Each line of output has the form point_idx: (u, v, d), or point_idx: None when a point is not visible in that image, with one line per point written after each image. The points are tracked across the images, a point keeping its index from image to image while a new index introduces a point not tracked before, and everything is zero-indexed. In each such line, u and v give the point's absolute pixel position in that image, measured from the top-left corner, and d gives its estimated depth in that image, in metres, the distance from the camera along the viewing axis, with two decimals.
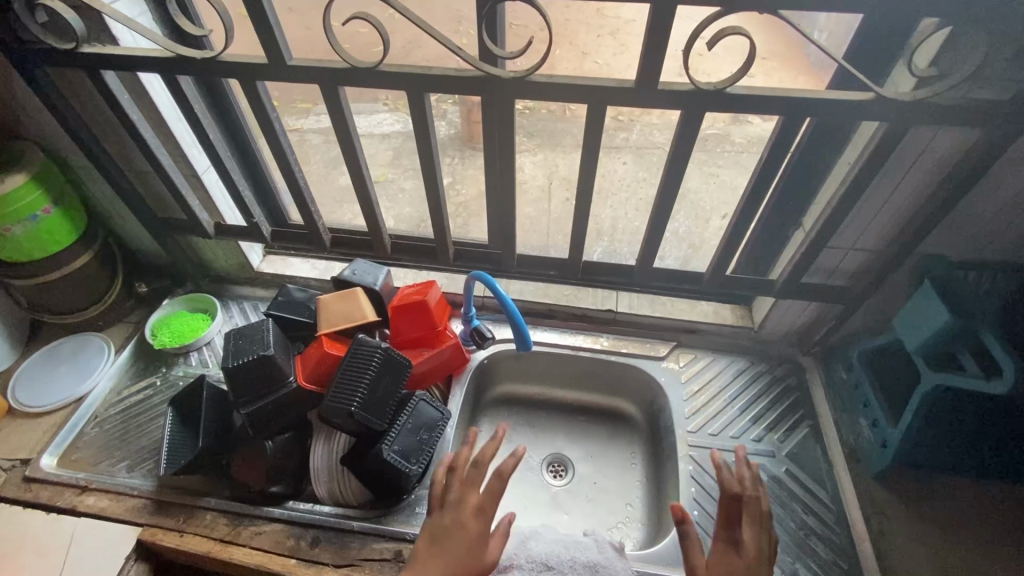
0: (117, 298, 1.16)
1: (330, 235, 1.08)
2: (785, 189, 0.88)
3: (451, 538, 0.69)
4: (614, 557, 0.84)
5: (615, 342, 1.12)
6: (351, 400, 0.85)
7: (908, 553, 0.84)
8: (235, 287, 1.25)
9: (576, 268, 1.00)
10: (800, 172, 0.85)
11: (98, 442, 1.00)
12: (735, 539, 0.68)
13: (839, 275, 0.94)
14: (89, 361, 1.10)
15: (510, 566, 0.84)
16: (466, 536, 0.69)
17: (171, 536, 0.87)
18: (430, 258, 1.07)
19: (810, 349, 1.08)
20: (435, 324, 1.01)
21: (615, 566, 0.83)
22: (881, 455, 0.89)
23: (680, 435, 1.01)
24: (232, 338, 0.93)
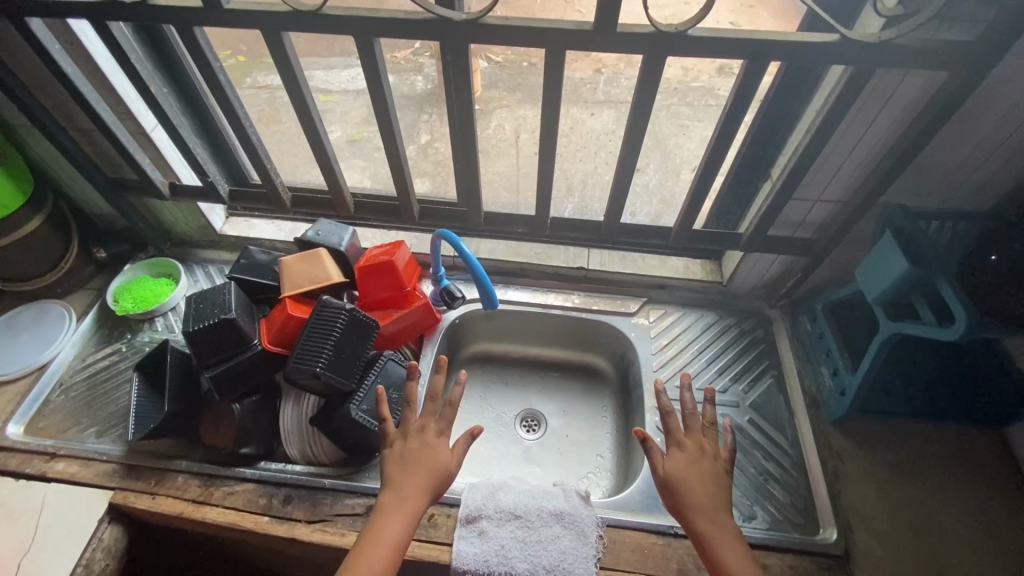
0: (76, 264, 1.13)
1: (290, 193, 1.05)
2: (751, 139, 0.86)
3: (418, 453, 0.77)
4: (580, 503, 0.87)
5: (586, 299, 1.12)
6: (316, 361, 0.84)
7: (861, 493, 0.88)
8: (199, 251, 1.21)
9: (544, 225, 0.99)
10: (766, 121, 0.83)
11: (65, 410, 0.99)
12: (678, 441, 0.77)
13: (806, 227, 0.93)
14: (50, 328, 1.08)
15: (477, 515, 0.86)
16: (428, 450, 0.77)
17: (143, 498, 0.87)
18: (396, 217, 1.04)
19: (777, 302, 1.09)
20: (402, 285, 0.99)
21: (581, 512, 0.86)
22: (838, 404, 0.92)
23: (648, 387, 1.02)
24: (192, 302, 0.91)
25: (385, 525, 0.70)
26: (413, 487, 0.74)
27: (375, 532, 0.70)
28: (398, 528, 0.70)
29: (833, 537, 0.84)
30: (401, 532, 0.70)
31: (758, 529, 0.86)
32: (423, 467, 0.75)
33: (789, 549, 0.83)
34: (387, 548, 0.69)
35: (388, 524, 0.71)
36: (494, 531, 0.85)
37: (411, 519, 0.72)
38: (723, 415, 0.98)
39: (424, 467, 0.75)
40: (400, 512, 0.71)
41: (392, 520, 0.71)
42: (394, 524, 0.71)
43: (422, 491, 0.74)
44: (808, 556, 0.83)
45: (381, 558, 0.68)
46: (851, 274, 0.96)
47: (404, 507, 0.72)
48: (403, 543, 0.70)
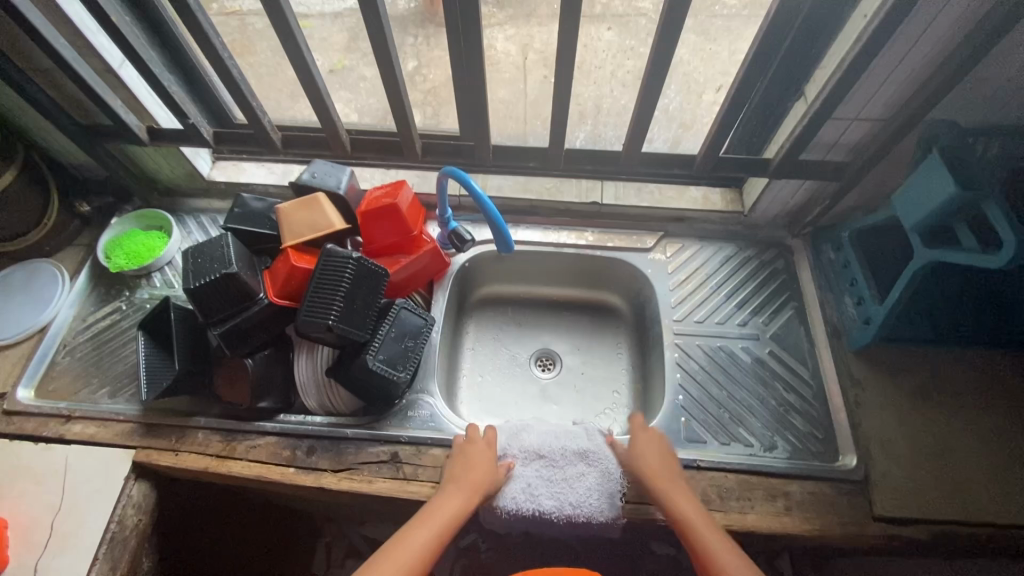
0: (59, 220, 1.06)
1: (280, 134, 0.97)
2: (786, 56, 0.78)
3: (471, 459, 0.82)
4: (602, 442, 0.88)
5: (600, 236, 1.07)
6: (328, 313, 0.81)
7: (879, 419, 0.88)
8: (188, 200, 1.14)
9: (556, 156, 0.92)
10: (809, 34, 0.74)
11: (73, 371, 0.96)
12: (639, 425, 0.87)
13: (839, 150, 0.87)
14: (43, 289, 1.03)
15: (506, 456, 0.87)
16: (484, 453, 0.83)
17: (167, 455, 0.87)
18: (397, 154, 0.97)
19: (800, 231, 1.05)
20: (409, 229, 0.94)
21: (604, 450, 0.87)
22: (862, 333, 0.91)
23: (666, 324, 1.00)
24: (190, 256, 0.86)
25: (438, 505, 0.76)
26: (466, 478, 0.79)
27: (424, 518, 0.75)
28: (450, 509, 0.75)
29: (852, 463, 0.85)
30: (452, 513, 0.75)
31: (779, 458, 0.87)
32: (476, 467, 0.81)
33: (809, 477, 0.84)
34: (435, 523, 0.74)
35: (439, 508, 0.76)
36: (522, 471, 0.86)
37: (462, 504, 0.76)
38: (743, 348, 0.97)
39: (479, 468, 0.81)
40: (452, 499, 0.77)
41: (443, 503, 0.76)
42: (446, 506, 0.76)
43: (475, 483, 0.79)
44: (829, 482, 0.84)
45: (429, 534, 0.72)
46: (882, 198, 0.91)
47: (456, 495, 0.77)
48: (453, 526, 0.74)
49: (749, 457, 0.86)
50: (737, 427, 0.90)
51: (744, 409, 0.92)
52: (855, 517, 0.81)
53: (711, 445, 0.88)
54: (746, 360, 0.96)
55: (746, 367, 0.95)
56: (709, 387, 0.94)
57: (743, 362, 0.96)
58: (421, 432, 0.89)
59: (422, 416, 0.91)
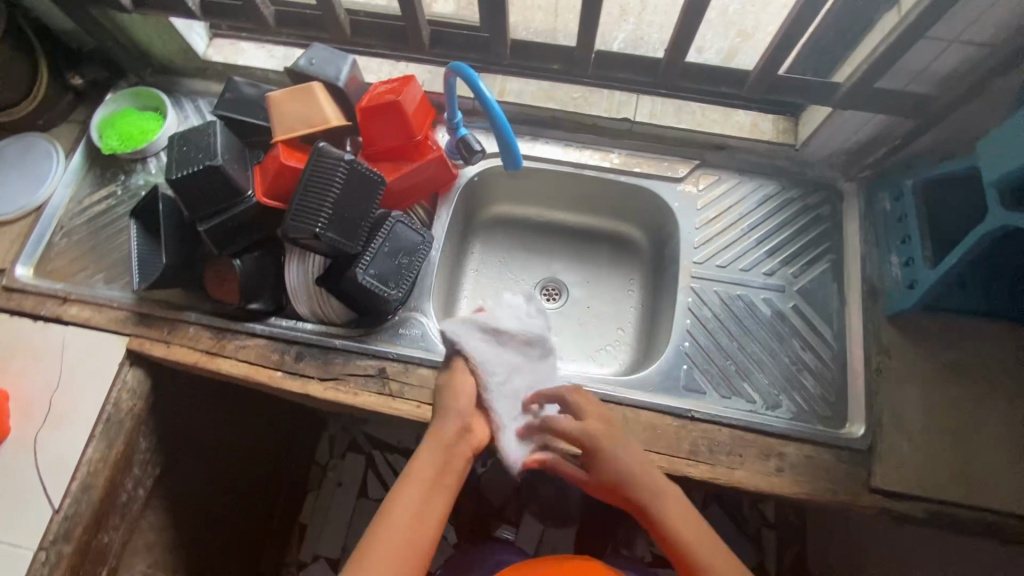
0: (51, 94, 1.00)
1: (273, 9, 0.85)
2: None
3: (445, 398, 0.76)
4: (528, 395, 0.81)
5: (626, 159, 0.96)
6: (315, 221, 0.75)
7: (900, 391, 0.81)
8: (186, 80, 1.05)
9: (585, 59, 0.78)
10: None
11: (69, 254, 0.95)
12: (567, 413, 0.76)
13: (924, 79, 0.72)
14: (38, 166, 0.99)
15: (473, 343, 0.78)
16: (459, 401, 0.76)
17: (158, 346, 0.87)
18: (402, 43, 0.84)
19: (856, 174, 0.91)
20: (412, 133, 0.85)
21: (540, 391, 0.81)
22: (903, 297, 0.81)
23: (685, 264, 0.92)
24: (176, 144, 0.80)
25: (412, 468, 0.71)
26: (436, 434, 0.73)
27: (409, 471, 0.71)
28: (425, 474, 0.70)
29: (858, 433, 0.80)
30: (432, 474, 0.71)
31: (780, 417, 0.82)
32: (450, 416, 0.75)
33: (809, 441, 0.80)
34: (412, 486, 0.69)
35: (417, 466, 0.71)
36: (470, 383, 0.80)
37: (433, 459, 0.72)
38: (765, 300, 0.89)
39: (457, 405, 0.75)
40: (424, 460, 0.71)
41: (415, 465, 0.71)
42: (421, 468, 0.71)
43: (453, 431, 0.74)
44: (830, 448, 0.79)
45: (407, 500, 0.68)
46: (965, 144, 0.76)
47: (423, 456, 0.72)
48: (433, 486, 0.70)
49: (749, 414, 0.82)
50: (742, 381, 0.84)
51: (753, 364, 0.86)
52: (850, 486, 0.78)
53: (710, 396, 0.83)
54: (765, 313, 0.88)
55: (764, 320, 0.88)
56: (719, 338, 0.87)
57: (761, 315, 0.88)
58: (411, 351, 0.86)
59: (413, 335, 0.88)
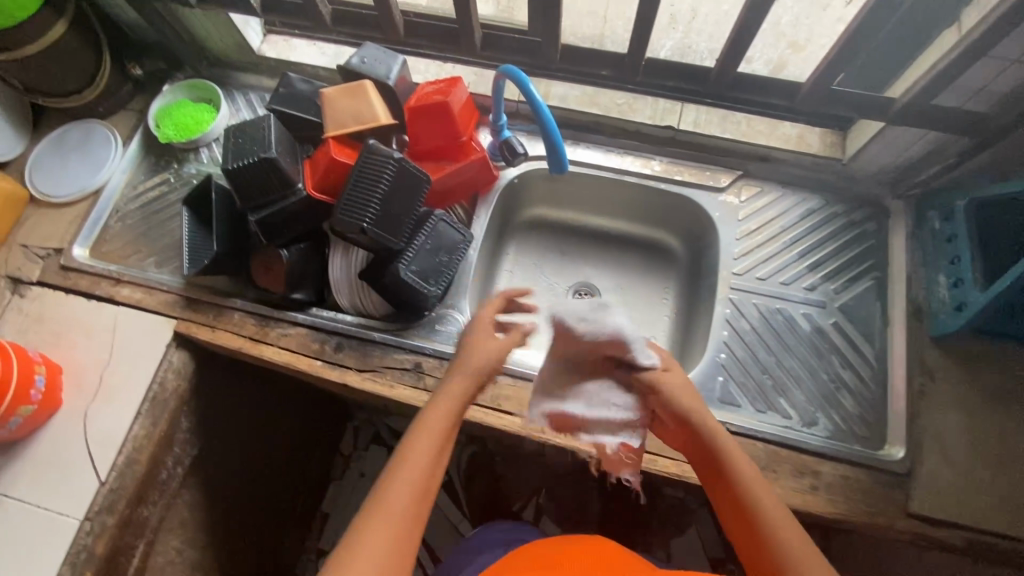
0: (111, 82, 1.03)
1: (330, 8, 0.87)
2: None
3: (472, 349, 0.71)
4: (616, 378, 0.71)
5: (668, 167, 0.96)
6: (363, 216, 0.77)
7: (943, 415, 0.79)
8: (239, 74, 1.09)
9: (635, 66, 0.78)
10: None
11: (123, 238, 0.99)
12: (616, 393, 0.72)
13: (986, 97, 0.70)
14: (97, 152, 1.04)
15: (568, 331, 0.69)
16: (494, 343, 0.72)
17: (204, 330, 0.90)
18: (453, 45, 0.86)
19: (905, 191, 0.90)
20: (458, 133, 0.87)
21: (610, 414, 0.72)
22: (950, 319, 0.80)
23: (723, 275, 0.91)
24: (232, 136, 0.83)
25: (427, 417, 0.65)
26: (458, 379, 0.68)
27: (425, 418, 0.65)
28: (447, 419, 0.65)
29: (897, 455, 0.78)
30: (449, 419, 0.65)
31: (816, 435, 0.81)
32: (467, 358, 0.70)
33: (845, 460, 0.79)
34: (430, 434, 0.63)
35: (433, 416, 0.65)
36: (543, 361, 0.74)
37: (452, 402, 0.66)
38: (804, 315, 0.88)
39: (480, 352, 0.71)
40: (439, 405, 0.66)
41: (431, 416, 0.65)
42: (438, 414, 0.65)
43: (467, 377, 0.69)
44: (867, 470, 0.78)
45: (426, 441, 0.62)
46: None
47: (442, 399, 0.67)
48: (445, 436, 0.64)
49: (784, 430, 0.81)
50: (778, 396, 0.84)
51: (790, 379, 0.85)
52: (887, 509, 0.76)
53: (744, 409, 0.83)
54: (805, 328, 0.87)
55: (803, 335, 0.87)
56: (756, 352, 0.86)
57: (800, 330, 0.87)
58: (447, 347, 0.87)
59: (449, 332, 0.89)
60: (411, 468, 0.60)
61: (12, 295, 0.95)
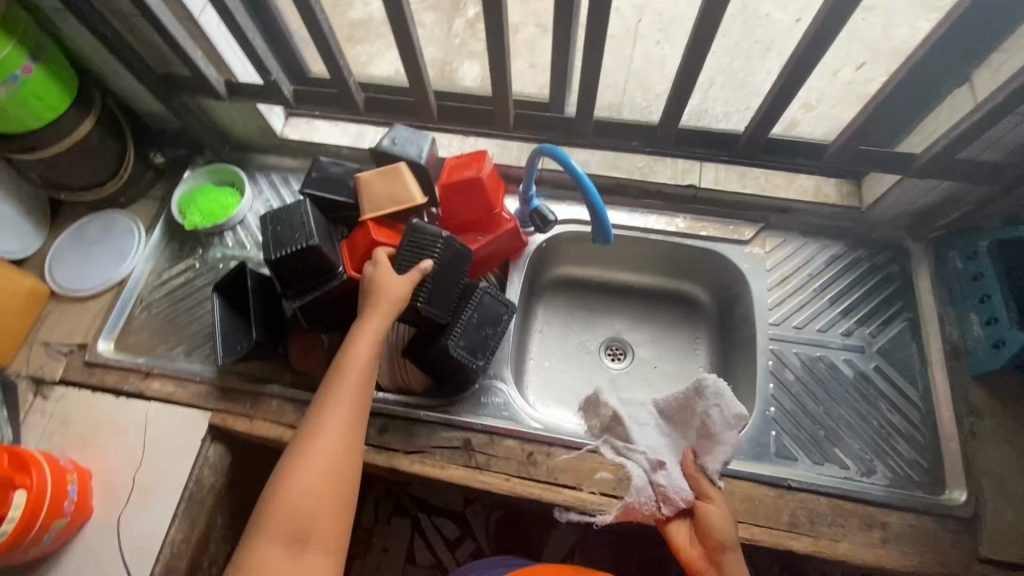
0: (134, 172, 1.04)
1: (362, 95, 0.90)
2: (954, 71, 0.67)
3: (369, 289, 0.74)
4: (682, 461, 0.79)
5: (693, 224, 0.98)
6: (416, 296, 0.77)
7: (997, 453, 0.80)
8: (260, 156, 1.10)
9: (666, 137, 0.82)
10: (974, 48, 0.64)
11: (150, 327, 0.97)
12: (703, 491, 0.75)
13: (1003, 148, 0.74)
14: (120, 242, 1.02)
15: (663, 408, 0.83)
16: (393, 277, 0.74)
17: (241, 421, 0.87)
18: (483, 123, 0.89)
19: (924, 234, 0.93)
20: (492, 206, 0.88)
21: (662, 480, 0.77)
22: (989, 357, 0.82)
23: (760, 326, 0.92)
24: (269, 223, 0.82)
25: (341, 369, 0.69)
26: (377, 312, 0.72)
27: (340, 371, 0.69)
28: (368, 354, 0.70)
29: (961, 499, 0.78)
30: (367, 358, 0.70)
31: (877, 484, 0.80)
32: (381, 298, 0.73)
33: (911, 509, 0.78)
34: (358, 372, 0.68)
35: (348, 366, 0.69)
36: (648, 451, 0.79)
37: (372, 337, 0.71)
38: (846, 361, 0.89)
39: (390, 285, 0.73)
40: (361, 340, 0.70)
41: (348, 367, 0.69)
42: (361, 349, 0.70)
43: (382, 318, 0.72)
44: (934, 517, 0.77)
45: (352, 378, 0.68)
46: None
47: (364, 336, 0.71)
48: (365, 381, 0.69)
49: (844, 481, 0.80)
50: (832, 446, 0.83)
51: (842, 428, 0.84)
52: (958, 556, 0.75)
53: (802, 463, 0.82)
54: (848, 374, 0.88)
55: (848, 381, 0.88)
56: (804, 401, 0.86)
57: (844, 376, 0.88)
58: (495, 421, 0.85)
59: (496, 404, 0.87)
60: (334, 419, 0.65)
61: (35, 397, 0.91)
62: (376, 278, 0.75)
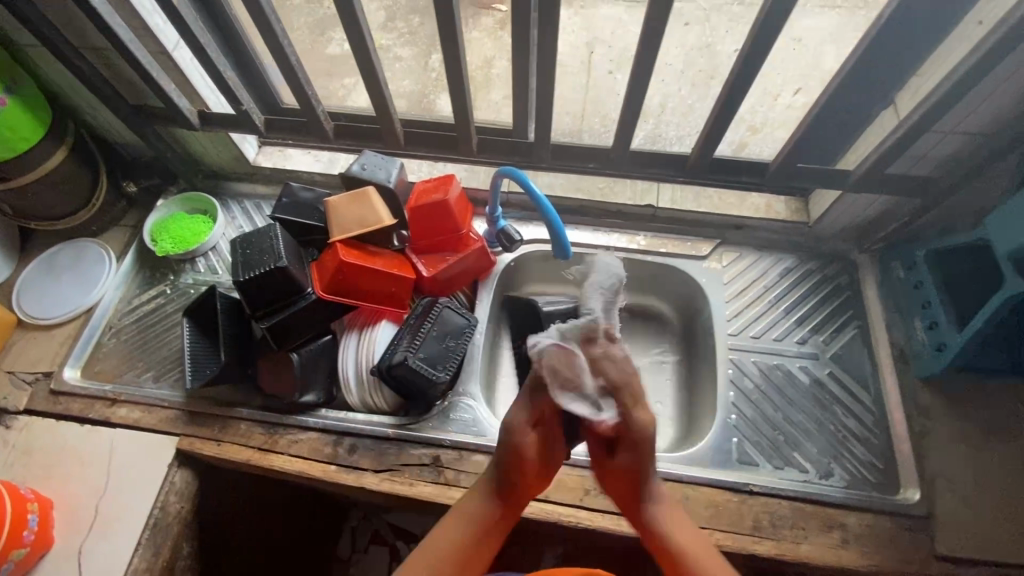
0: (107, 201, 1.05)
1: (332, 123, 0.93)
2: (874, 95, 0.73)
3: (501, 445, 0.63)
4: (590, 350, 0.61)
5: (653, 241, 1.03)
6: (441, 378, 0.85)
7: (947, 452, 0.83)
8: (233, 183, 1.12)
9: (620, 159, 0.86)
10: (891, 73, 0.70)
11: (119, 354, 0.97)
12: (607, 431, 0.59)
13: (928, 164, 0.80)
14: (90, 270, 1.03)
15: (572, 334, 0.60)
16: (522, 444, 0.62)
17: (210, 445, 0.87)
18: (448, 148, 0.93)
19: (868, 246, 0.99)
20: (458, 227, 0.91)
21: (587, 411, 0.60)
22: (933, 360, 0.86)
23: (719, 337, 0.96)
24: (239, 247, 0.84)
25: (455, 518, 0.63)
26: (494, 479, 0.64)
27: (453, 521, 0.63)
28: (476, 520, 0.62)
29: (914, 498, 0.81)
30: (480, 518, 0.62)
31: (835, 486, 0.83)
32: (507, 460, 0.62)
33: (867, 509, 0.80)
34: (458, 524, 0.62)
35: (461, 519, 0.63)
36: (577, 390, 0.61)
37: (485, 495, 0.63)
38: (801, 368, 0.92)
39: (524, 453, 0.62)
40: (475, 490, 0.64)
41: (460, 515, 0.63)
42: (474, 507, 0.63)
43: (504, 485, 0.63)
44: (890, 516, 0.80)
45: (454, 533, 0.62)
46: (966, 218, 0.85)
47: (478, 486, 0.64)
48: (478, 543, 0.62)
49: (804, 485, 0.82)
50: (791, 451, 0.86)
51: (800, 433, 0.87)
52: (914, 555, 0.77)
53: (763, 468, 0.84)
54: (804, 381, 0.91)
55: (804, 388, 0.91)
56: (764, 408, 0.89)
57: (800, 383, 0.91)
58: (463, 437, 0.86)
59: (464, 420, 0.88)
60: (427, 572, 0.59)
61: None
62: (507, 432, 0.63)
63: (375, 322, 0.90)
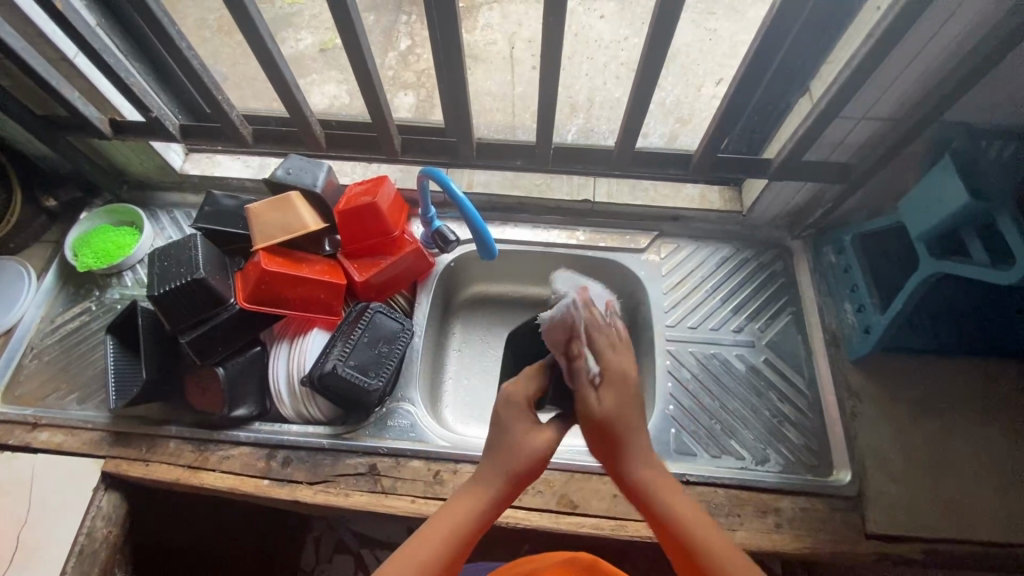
0: (24, 217, 0.99)
1: (250, 128, 0.91)
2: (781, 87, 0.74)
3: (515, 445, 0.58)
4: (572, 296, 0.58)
5: (592, 235, 1.02)
6: (376, 385, 0.84)
7: (875, 431, 0.85)
8: (161, 194, 1.08)
9: (545, 155, 0.85)
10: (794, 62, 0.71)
11: (40, 376, 0.93)
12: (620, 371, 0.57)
13: (843, 150, 0.82)
14: (7, 288, 0.97)
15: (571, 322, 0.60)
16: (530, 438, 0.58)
17: (136, 465, 0.84)
18: (374, 149, 0.91)
19: (800, 233, 1.00)
20: (389, 229, 0.89)
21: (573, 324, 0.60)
22: (862, 342, 0.87)
23: (657, 328, 0.96)
24: (156, 260, 0.82)
25: (445, 510, 0.57)
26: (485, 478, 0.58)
27: (438, 517, 0.56)
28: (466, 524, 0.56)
29: (846, 478, 0.82)
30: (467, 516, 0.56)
31: (770, 471, 0.84)
32: (507, 458, 0.57)
33: (802, 492, 0.81)
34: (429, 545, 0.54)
35: (445, 520, 0.56)
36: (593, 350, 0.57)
37: (475, 509, 0.56)
38: (738, 356, 0.93)
39: (529, 452, 0.57)
40: (468, 494, 0.57)
41: (451, 508, 0.57)
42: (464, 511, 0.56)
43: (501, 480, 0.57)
44: (822, 498, 0.81)
45: (429, 548, 0.54)
46: (886, 201, 0.86)
47: (471, 488, 0.57)
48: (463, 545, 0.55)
49: (740, 471, 0.83)
50: (729, 438, 0.87)
51: (737, 421, 0.88)
52: (847, 535, 0.79)
53: (700, 457, 0.85)
54: (741, 369, 0.92)
55: (740, 375, 0.92)
56: (701, 398, 0.90)
57: (737, 371, 0.92)
58: (399, 443, 0.85)
59: (402, 426, 0.87)
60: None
61: None
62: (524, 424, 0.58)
63: (306, 331, 0.88)
